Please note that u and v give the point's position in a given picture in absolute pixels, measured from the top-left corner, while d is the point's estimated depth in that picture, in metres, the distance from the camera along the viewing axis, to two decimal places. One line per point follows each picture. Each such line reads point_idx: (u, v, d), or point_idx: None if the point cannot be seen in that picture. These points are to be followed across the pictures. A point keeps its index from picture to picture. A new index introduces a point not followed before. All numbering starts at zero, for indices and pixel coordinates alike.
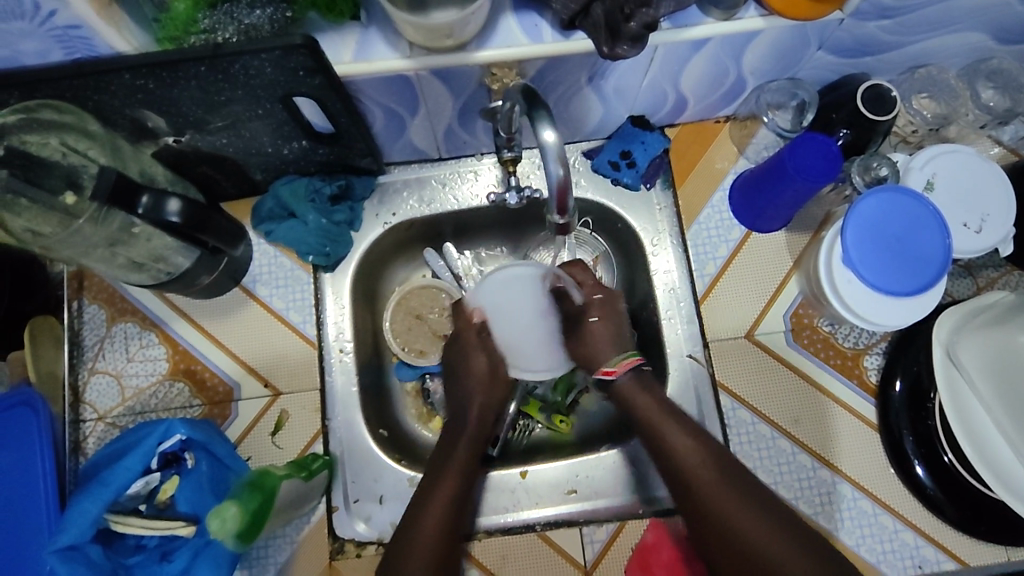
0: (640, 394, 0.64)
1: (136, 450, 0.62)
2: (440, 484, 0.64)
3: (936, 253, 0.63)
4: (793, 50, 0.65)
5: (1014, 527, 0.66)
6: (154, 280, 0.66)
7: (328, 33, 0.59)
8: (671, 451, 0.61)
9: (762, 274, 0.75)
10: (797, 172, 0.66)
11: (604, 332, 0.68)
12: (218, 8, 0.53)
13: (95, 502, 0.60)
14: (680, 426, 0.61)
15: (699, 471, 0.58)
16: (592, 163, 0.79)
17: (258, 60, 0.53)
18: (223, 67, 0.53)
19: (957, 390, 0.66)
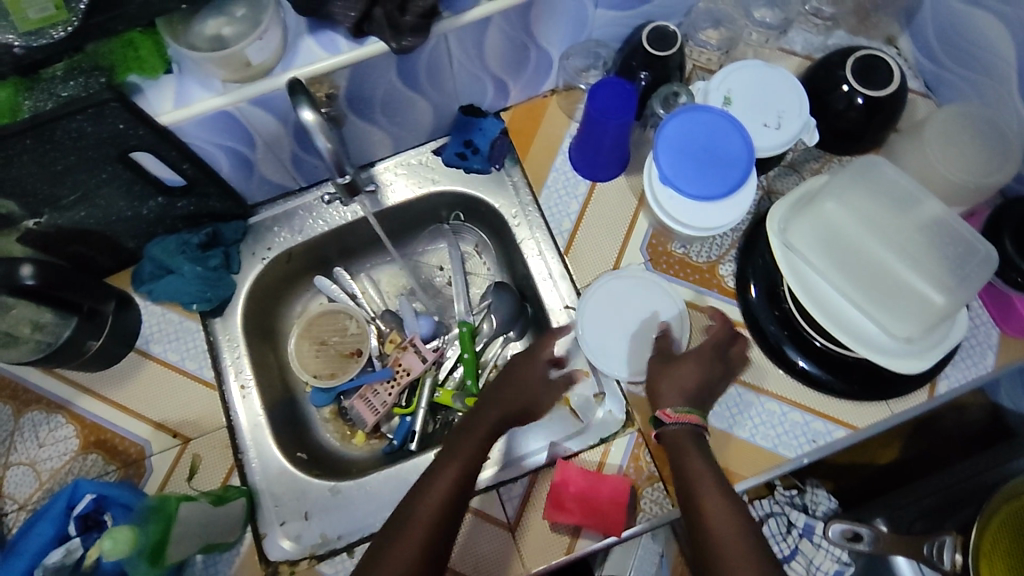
0: (691, 445, 0.63)
1: (46, 519, 0.65)
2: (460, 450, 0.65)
3: (741, 152, 0.69)
4: (573, 12, 0.73)
5: (883, 382, 0.71)
6: (38, 353, 0.69)
7: (147, 91, 0.65)
8: (702, 501, 0.58)
9: (613, 218, 0.81)
10: (603, 115, 0.73)
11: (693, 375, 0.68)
12: (36, 88, 0.58)
13: (10, 571, 0.63)
14: (715, 475, 0.60)
15: (718, 519, 0.56)
16: (443, 159, 0.86)
17: (77, 122, 0.58)
18: (47, 136, 0.58)
19: (807, 280, 0.71)
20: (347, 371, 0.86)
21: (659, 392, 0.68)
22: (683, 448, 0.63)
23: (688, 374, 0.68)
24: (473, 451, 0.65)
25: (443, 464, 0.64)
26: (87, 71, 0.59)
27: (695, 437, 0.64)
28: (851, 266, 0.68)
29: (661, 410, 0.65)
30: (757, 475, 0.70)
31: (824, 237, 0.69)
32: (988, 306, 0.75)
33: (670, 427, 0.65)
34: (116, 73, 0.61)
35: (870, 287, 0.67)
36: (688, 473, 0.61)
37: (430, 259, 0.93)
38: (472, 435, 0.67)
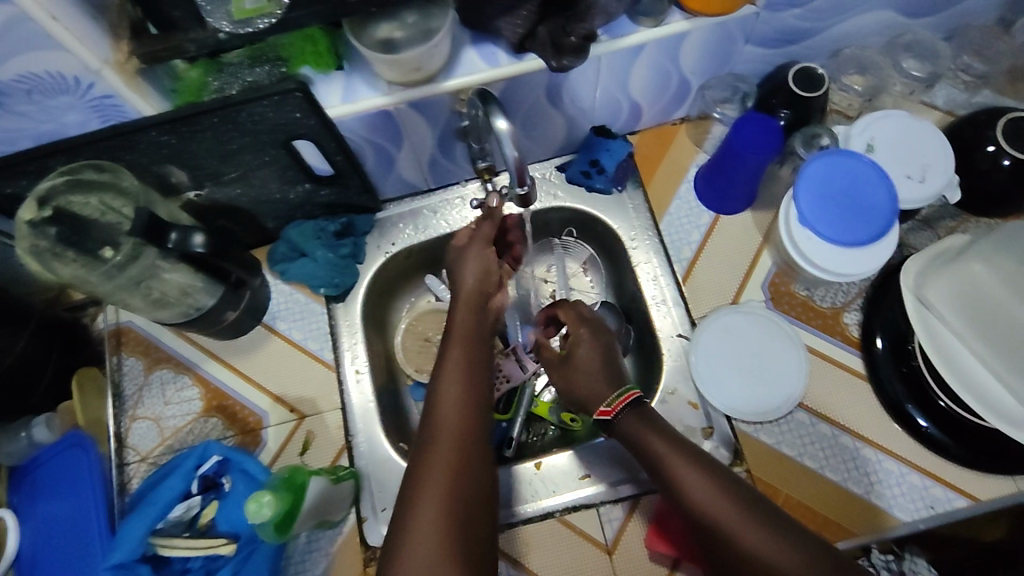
0: (643, 426, 0.63)
1: (177, 472, 0.69)
2: (446, 389, 0.60)
3: (883, 203, 0.69)
4: (722, 46, 0.74)
5: (1011, 456, 0.68)
6: (183, 317, 0.73)
7: (319, 83, 0.69)
8: (677, 481, 0.58)
9: (734, 254, 0.81)
10: (745, 149, 0.73)
11: (595, 359, 0.69)
12: (223, 71, 0.64)
13: (141, 523, 0.65)
14: (683, 453, 0.59)
15: (708, 500, 0.55)
16: (566, 175, 0.87)
17: (261, 106, 0.62)
18: (231, 118, 0.63)
19: (939, 337, 0.69)
20: None
21: (588, 392, 0.67)
22: (639, 433, 0.62)
23: (589, 357, 0.69)
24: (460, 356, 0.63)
25: (438, 386, 0.61)
26: (269, 61, 0.64)
27: (644, 418, 0.63)
28: (995, 328, 0.66)
29: (598, 410, 0.65)
30: (869, 533, 0.69)
31: (966, 296, 0.68)
32: None
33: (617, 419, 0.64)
34: (290, 64, 0.66)
35: (1016, 358, 0.66)
36: (661, 464, 0.59)
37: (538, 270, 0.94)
38: (463, 309, 0.68)
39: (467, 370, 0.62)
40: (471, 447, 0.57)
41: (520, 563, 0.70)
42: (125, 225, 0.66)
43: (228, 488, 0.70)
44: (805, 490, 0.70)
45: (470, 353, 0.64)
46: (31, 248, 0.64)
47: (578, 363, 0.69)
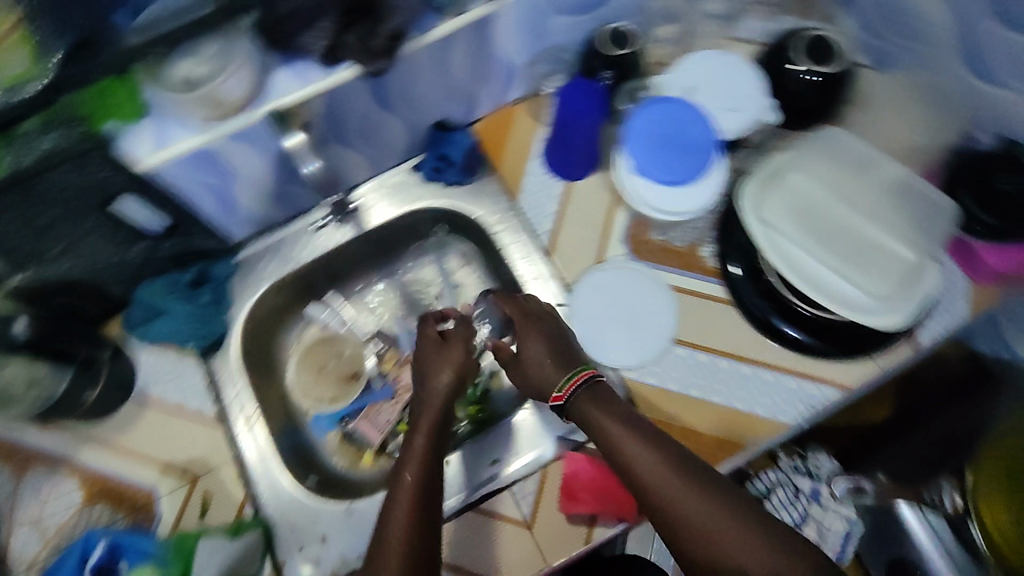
0: (595, 410, 0.61)
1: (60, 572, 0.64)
2: (405, 474, 0.60)
3: (706, 138, 0.73)
4: (536, 21, 0.76)
5: (865, 339, 0.74)
6: (35, 408, 0.70)
7: (125, 134, 0.63)
8: (633, 468, 0.56)
9: (591, 214, 0.83)
10: (571, 115, 0.78)
11: (543, 352, 0.67)
12: (11, 143, 0.55)
13: None
14: (641, 439, 0.57)
15: (666, 488, 0.54)
16: (421, 174, 0.88)
17: (61, 172, 0.58)
18: (29, 192, 0.58)
19: (786, 254, 0.72)
20: (346, 395, 0.88)
21: (542, 385, 0.66)
22: (592, 419, 0.61)
23: (538, 352, 0.67)
24: (425, 446, 0.62)
25: (398, 472, 0.61)
26: (65, 123, 0.56)
27: (595, 402, 0.62)
28: (825, 232, 0.73)
29: (552, 396, 0.64)
30: (762, 443, 0.73)
31: (798, 208, 0.74)
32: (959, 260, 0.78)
33: (568, 405, 0.63)
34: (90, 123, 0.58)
35: (840, 251, 0.72)
36: (618, 449, 0.58)
37: (419, 274, 0.94)
38: (430, 413, 0.65)
39: (427, 454, 0.62)
40: (423, 541, 0.56)
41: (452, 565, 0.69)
42: None
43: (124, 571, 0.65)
44: (696, 417, 0.74)
45: (432, 434, 0.64)
46: None
47: (527, 359, 0.68)
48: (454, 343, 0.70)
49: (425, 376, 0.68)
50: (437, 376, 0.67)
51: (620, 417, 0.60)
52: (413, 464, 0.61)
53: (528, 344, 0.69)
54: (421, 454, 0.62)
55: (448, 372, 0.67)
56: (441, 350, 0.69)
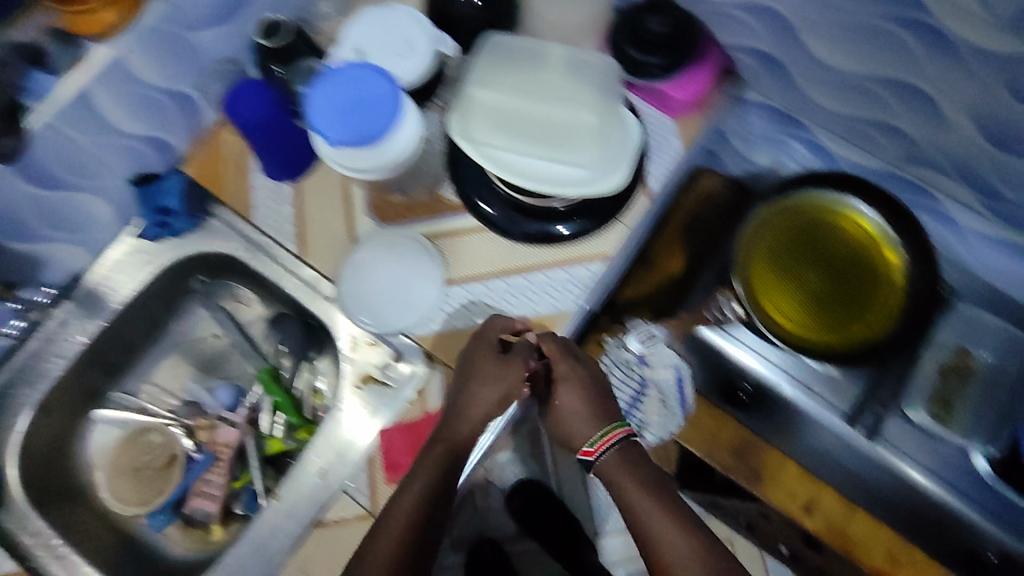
0: (619, 472, 0.71)
1: None
2: (392, 519, 0.65)
3: (388, 91, 0.73)
4: (177, 47, 0.74)
5: (605, 206, 0.78)
6: None
7: None
8: (654, 536, 0.68)
9: (327, 202, 0.81)
10: (251, 120, 0.76)
11: (575, 400, 0.71)
12: None
13: None
14: (671, 518, 0.69)
15: (699, 568, 0.66)
16: (146, 235, 0.82)
17: None
18: None
19: (501, 160, 0.74)
20: (169, 482, 0.83)
21: (569, 431, 0.72)
22: (624, 491, 0.70)
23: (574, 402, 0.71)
24: (425, 488, 0.66)
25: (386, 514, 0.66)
26: None
27: (629, 471, 0.71)
28: (527, 129, 0.75)
29: (580, 450, 0.72)
30: None
31: (497, 118, 0.75)
32: (650, 102, 0.81)
33: (595, 462, 0.72)
34: None
35: (544, 137, 0.75)
36: (634, 505, 0.70)
37: (200, 329, 0.90)
38: (446, 435, 0.68)
39: (417, 504, 0.65)
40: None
41: None
42: None
43: None
44: None
45: (432, 477, 0.66)
46: None
47: (562, 407, 0.72)
48: (491, 351, 0.69)
49: (457, 417, 0.68)
50: (463, 410, 0.69)
51: (645, 486, 0.70)
52: (409, 494, 0.66)
53: (518, 369, 0.70)
54: (416, 494, 0.66)
55: (480, 410, 0.68)
56: (478, 368, 0.69)
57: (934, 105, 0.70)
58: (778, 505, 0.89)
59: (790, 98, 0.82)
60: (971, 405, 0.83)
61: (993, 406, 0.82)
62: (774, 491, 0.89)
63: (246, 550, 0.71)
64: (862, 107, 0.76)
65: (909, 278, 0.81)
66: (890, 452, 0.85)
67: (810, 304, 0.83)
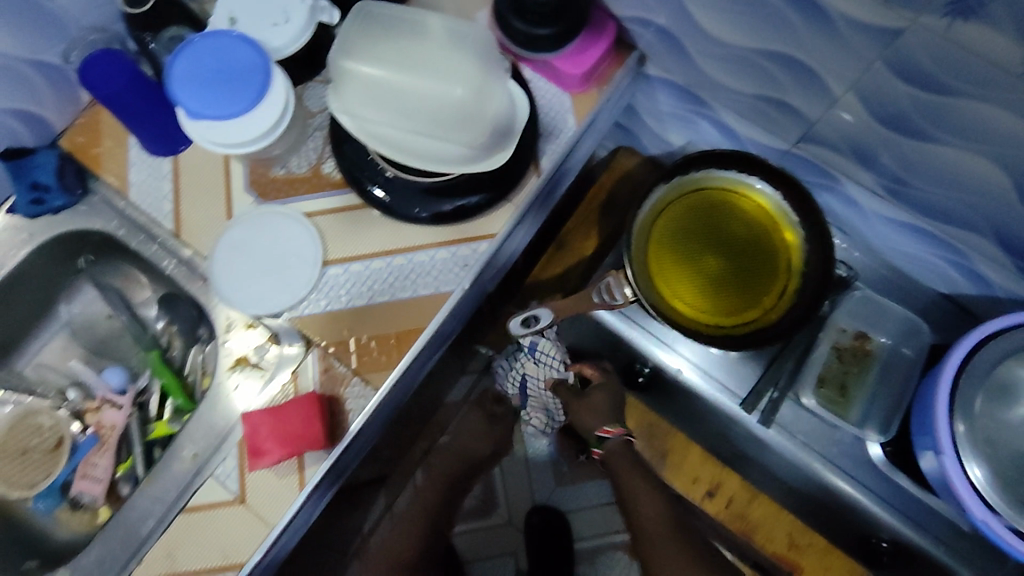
0: (625, 459, 0.88)
1: None
2: (421, 490, 1.10)
3: (254, 60, 0.71)
4: (36, 17, 0.71)
5: (493, 182, 0.75)
6: None
7: None
8: (636, 498, 0.86)
9: (207, 180, 0.78)
10: (103, 89, 0.72)
11: (603, 404, 0.86)
12: None
13: None
14: (654, 495, 0.86)
15: (649, 523, 0.86)
16: (21, 214, 0.79)
17: None
18: None
19: (377, 133, 0.72)
20: (58, 463, 0.81)
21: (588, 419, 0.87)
22: (622, 466, 0.87)
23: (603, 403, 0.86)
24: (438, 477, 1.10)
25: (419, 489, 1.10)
26: None
27: (629, 455, 0.87)
28: (407, 105, 0.71)
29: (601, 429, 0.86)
30: (435, 318, 0.73)
31: (375, 94, 0.71)
32: (545, 77, 0.79)
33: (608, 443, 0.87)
34: None
35: (425, 114, 0.71)
36: (627, 478, 0.87)
37: (92, 310, 0.88)
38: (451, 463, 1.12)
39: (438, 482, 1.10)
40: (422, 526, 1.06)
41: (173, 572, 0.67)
42: None
43: None
44: (369, 324, 0.73)
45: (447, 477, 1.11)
46: None
47: (590, 403, 0.87)
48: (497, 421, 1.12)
49: (465, 455, 1.13)
50: (467, 454, 1.13)
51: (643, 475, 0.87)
52: (433, 485, 1.10)
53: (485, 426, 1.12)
54: (437, 480, 1.10)
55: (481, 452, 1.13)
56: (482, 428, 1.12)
57: (821, 81, 0.67)
58: (677, 488, 0.90)
59: (689, 73, 0.79)
60: (864, 392, 0.82)
61: (887, 392, 0.81)
62: (676, 472, 0.91)
63: (114, 535, 0.71)
64: (755, 83, 0.73)
65: (807, 262, 0.78)
66: (783, 437, 0.83)
67: (713, 287, 0.79)
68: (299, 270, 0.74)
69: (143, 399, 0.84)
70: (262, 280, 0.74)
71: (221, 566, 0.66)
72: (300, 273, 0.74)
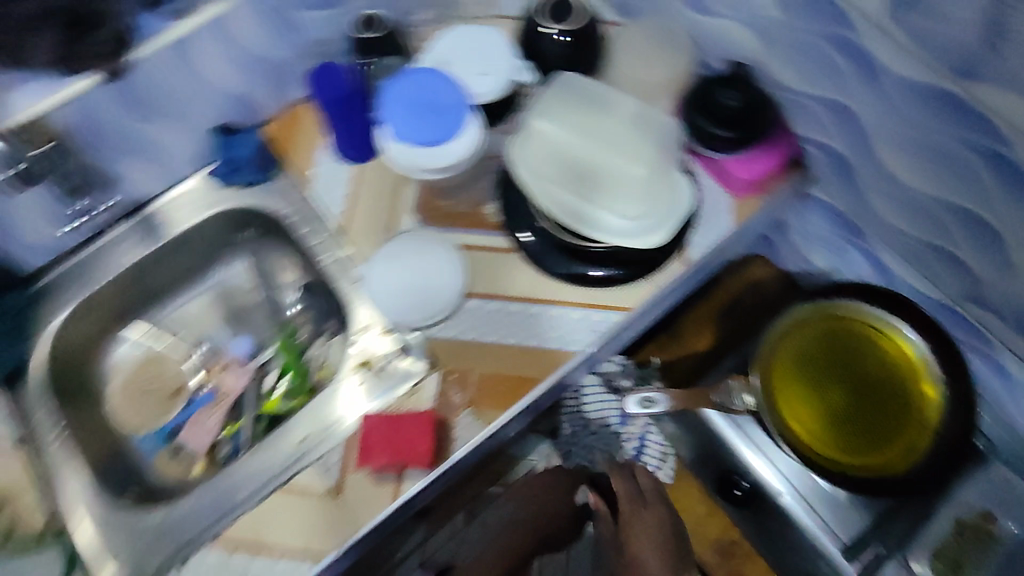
0: None
1: None
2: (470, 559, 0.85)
3: (456, 100, 0.78)
4: (280, 24, 0.81)
5: (640, 261, 0.78)
6: None
7: None
8: None
9: (381, 192, 0.85)
10: (327, 96, 0.81)
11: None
12: None
13: None
14: None
15: None
16: (218, 181, 0.88)
17: None
18: None
19: (543, 191, 0.76)
20: (169, 409, 0.87)
21: None
22: None
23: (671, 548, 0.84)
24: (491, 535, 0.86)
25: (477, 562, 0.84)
26: None
27: None
28: (579, 172, 0.76)
29: None
30: (556, 372, 0.75)
31: (550, 155, 0.77)
32: (712, 176, 0.80)
33: None
34: None
35: (591, 184, 0.75)
36: None
37: (239, 281, 0.94)
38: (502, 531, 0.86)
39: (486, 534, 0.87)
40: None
41: (255, 549, 0.68)
42: None
43: None
44: (492, 361, 0.76)
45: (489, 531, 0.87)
46: None
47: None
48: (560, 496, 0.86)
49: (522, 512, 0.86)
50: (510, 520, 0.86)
51: None
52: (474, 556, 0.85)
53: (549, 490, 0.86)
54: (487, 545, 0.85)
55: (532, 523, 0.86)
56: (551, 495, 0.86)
57: (1003, 244, 0.67)
58: None
59: (854, 202, 0.80)
60: None
61: None
62: None
63: (210, 492, 0.74)
64: (924, 228, 0.73)
65: (944, 423, 0.75)
66: None
67: (834, 427, 0.76)
68: (443, 292, 0.78)
69: (264, 372, 0.89)
70: (409, 294, 0.79)
71: (300, 553, 0.68)
72: (441, 296, 0.78)
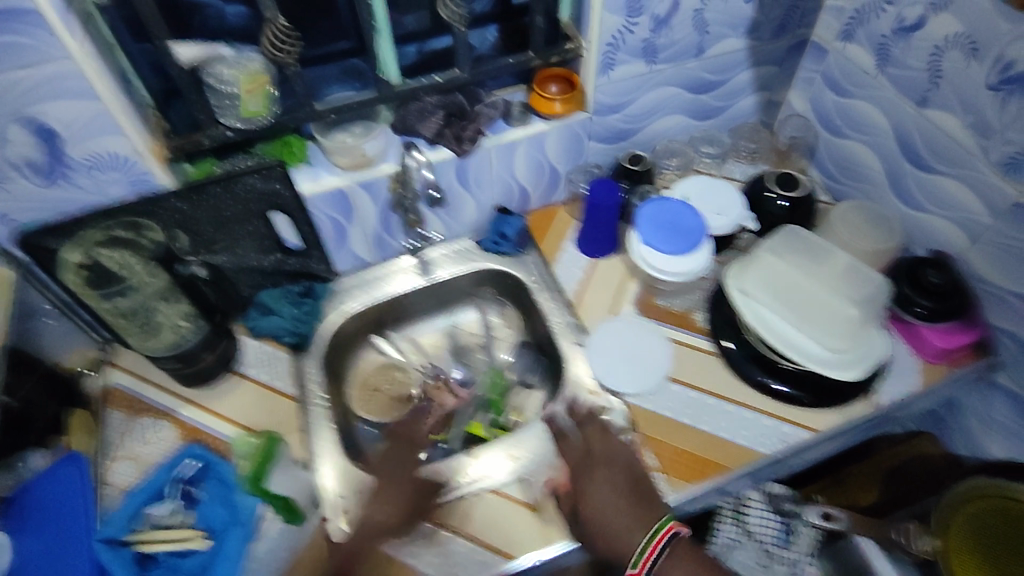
0: (686, 557, 0.74)
1: (161, 468, 0.83)
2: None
3: (697, 226, 0.98)
4: (575, 144, 1.04)
5: (831, 392, 0.89)
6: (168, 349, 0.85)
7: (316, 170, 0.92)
8: None
9: (609, 283, 1.05)
10: (598, 202, 0.99)
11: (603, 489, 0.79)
12: (242, 179, 0.85)
13: (133, 501, 0.80)
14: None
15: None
16: (481, 245, 1.09)
17: (253, 178, 0.85)
18: (203, 192, 0.85)
19: (757, 310, 0.93)
20: (397, 411, 1.04)
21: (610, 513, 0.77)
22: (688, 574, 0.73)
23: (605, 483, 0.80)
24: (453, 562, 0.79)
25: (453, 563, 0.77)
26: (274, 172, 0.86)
27: (689, 549, 0.75)
28: (794, 301, 0.91)
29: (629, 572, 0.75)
30: (741, 467, 0.85)
31: (771, 282, 0.93)
32: (905, 339, 0.94)
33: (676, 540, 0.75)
34: (290, 160, 0.91)
35: (802, 313, 0.90)
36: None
37: (466, 327, 1.14)
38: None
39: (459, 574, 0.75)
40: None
41: (466, 535, 0.82)
42: (140, 269, 0.84)
43: (200, 495, 0.84)
44: (688, 440, 0.87)
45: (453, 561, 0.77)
46: (70, 280, 0.81)
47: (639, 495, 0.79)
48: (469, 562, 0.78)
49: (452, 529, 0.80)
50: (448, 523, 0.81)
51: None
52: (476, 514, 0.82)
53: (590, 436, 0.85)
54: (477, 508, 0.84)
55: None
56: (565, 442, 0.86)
57: None
58: None
59: None
60: None
61: None
62: None
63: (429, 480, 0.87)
64: None
65: None
66: None
67: None
68: (653, 372, 0.93)
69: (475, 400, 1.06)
70: (625, 368, 0.94)
71: (499, 551, 0.80)
72: (650, 376, 0.93)
